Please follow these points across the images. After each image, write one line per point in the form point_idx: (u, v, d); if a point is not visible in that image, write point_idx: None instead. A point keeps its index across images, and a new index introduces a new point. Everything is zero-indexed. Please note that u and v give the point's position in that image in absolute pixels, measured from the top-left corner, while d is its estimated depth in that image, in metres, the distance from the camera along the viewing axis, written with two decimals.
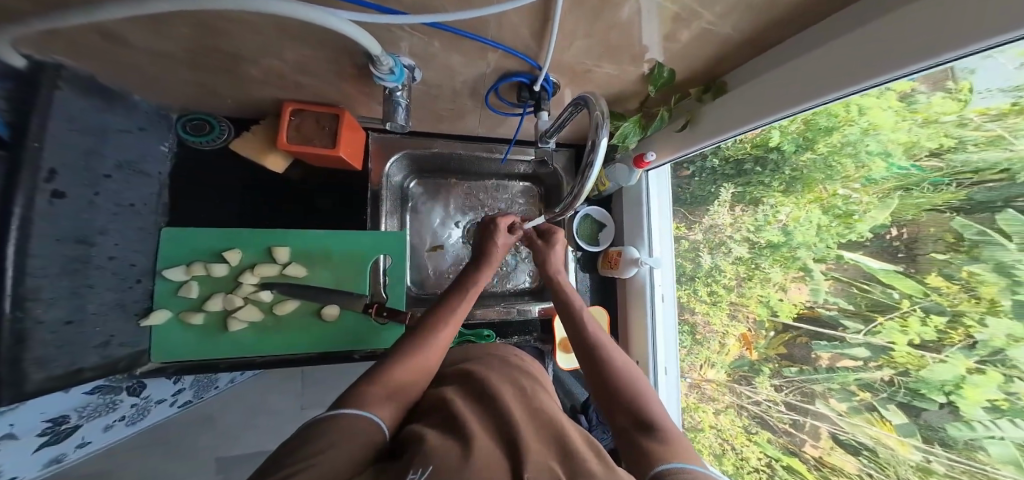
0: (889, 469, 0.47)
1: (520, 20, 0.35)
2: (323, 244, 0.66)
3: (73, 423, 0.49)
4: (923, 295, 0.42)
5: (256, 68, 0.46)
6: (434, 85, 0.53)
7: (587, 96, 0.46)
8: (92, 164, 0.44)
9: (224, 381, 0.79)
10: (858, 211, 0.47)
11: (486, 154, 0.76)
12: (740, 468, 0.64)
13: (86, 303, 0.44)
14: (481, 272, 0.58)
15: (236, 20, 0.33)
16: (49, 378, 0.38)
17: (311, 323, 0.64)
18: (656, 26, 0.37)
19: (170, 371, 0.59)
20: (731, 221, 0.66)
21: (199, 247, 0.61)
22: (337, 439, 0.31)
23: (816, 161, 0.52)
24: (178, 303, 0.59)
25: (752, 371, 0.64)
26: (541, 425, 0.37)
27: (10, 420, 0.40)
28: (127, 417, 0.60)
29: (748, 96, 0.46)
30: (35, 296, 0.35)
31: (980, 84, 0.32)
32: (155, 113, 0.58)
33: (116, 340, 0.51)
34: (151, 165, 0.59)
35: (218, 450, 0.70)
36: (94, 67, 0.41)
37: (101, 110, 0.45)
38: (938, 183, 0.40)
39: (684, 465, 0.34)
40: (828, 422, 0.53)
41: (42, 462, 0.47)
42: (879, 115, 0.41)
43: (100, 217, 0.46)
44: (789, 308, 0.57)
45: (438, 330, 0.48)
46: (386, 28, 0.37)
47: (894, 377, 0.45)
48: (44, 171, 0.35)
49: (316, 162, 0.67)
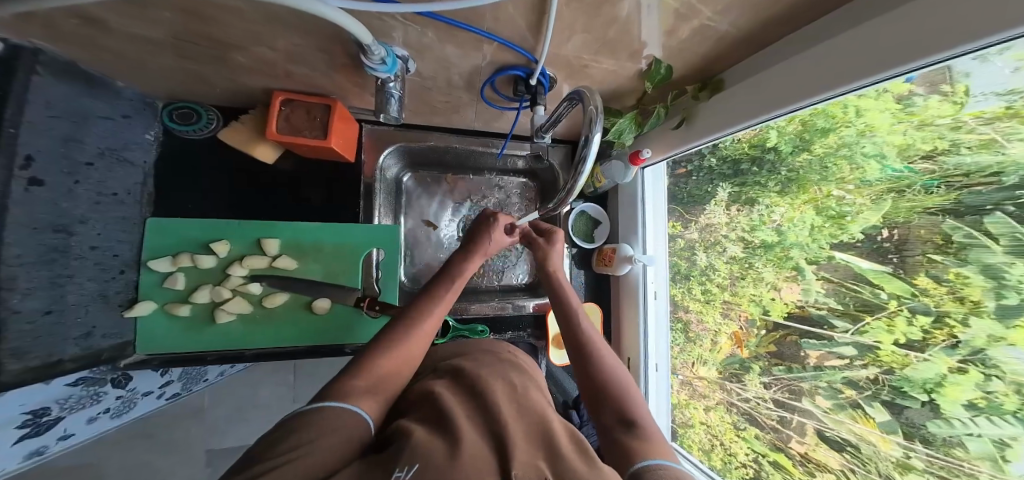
0: (870, 465, 0.48)
1: (516, 11, 0.35)
2: (314, 237, 0.65)
3: (54, 416, 0.49)
4: (911, 296, 0.42)
5: (245, 56, 0.45)
6: (429, 77, 0.52)
7: (582, 90, 0.45)
8: (70, 152, 0.42)
9: (214, 373, 0.74)
10: (851, 213, 0.47)
11: (482, 149, 0.75)
12: (728, 464, 0.65)
13: (66, 293, 0.43)
14: (468, 262, 0.58)
15: (223, 7, 0.32)
16: (25, 370, 0.37)
17: (300, 316, 0.63)
18: (655, 21, 0.37)
19: (156, 363, 0.57)
20: (726, 220, 0.67)
21: (186, 238, 0.60)
22: (315, 434, 0.30)
23: (811, 162, 0.52)
24: (163, 295, 0.58)
25: (743, 369, 0.64)
26: (528, 424, 0.37)
27: (20, 403, 0.42)
28: (111, 410, 0.58)
29: (747, 92, 0.45)
30: (10, 286, 0.34)
31: (976, 87, 0.33)
32: (138, 100, 0.56)
33: (98, 331, 0.50)
34: (135, 153, 0.57)
35: (208, 442, 0.75)
36: (77, 51, 0.40)
37: (80, 94, 0.43)
38: (929, 186, 0.40)
39: (664, 462, 0.34)
40: (814, 419, 0.54)
41: (22, 453, 0.48)
42: (877, 117, 0.41)
43: (78, 206, 0.44)
44: (780, 307, 0.57)
45: (423, 319, 0.48)
46: (378, 17, 0.36)
47: (879, 375, 0.46)
48: (20, 157, 0.33)
49: (306, 154, 0.66)
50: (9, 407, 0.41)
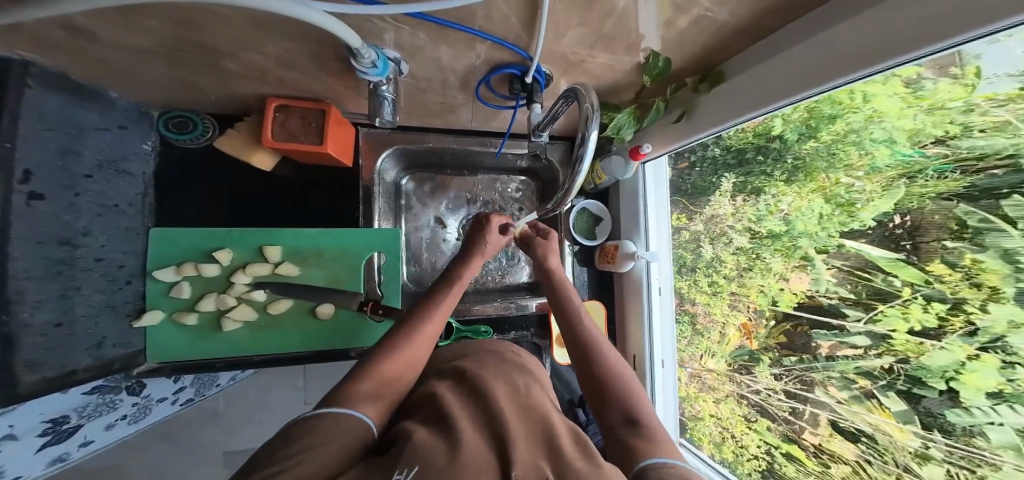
0: (887, 455, 0.47)
1: (508, 8, 0.34)
2: (316, 243, 0.65)
3: (73, 423, 0.51)
4: (925, 283, 0.41)
5: (235, 62, 0.45)
6: (423, 78, 0.52)
7: (579, 88, 0.44)
8: (68, 165, 0.43)
9: (225, 377, 0.77)
10: (861, 200, 0.46)
11: (480, 148, 0.74)
12: (740, 456, 0.65)
13: (75, 304, 0.44)
14: (469, 264, 0.58)
15: (209, 13, 0.32)
16: (41, 380, 0.38)
17: (305, 321, 0.64)
18: (653, 13, 0.35)
19: (168, 371, 0.59)
20: (732, 211, 0.65)
21: (189, 248, 0.60)
22: (320, 438, 0.31)
23: (818, 149, 0.50)
24: (170, 304, 0.59)
25: (752, 360, 0.63)
26: (530, 426, 0.37)
27: (41, 410, 0.45)
28: (129, 416, 0.61)
29: (749, 82, 0.44)
30: (20, 299, 0.35)
31: (987, 68, 0.31)
32: (133, 110, 0.56)
33: (109, 341, 0.51)
34: (133, 164, 0.58)
35: (225, 444, 0.76)
36: (67, 62, 0.40)
37: (76, 107, 0.44)
38: (942, 170, 0.39)
39: (667, 461, 0.34)
40: (828, 409, 0.53)
41: (45, 460, 0.49)
42: (884, 102, 0.40)
43: (81, 218, 0.45)
44: (790, 297, 0.56)
45: (427, 320, 0.49)
46: (365, 20, 0.35)
47: (893, 365, 0.45)
48: (18, 172, 0.34)
49: (304, 159, 0.67)
50: (32, 414, 0.44)
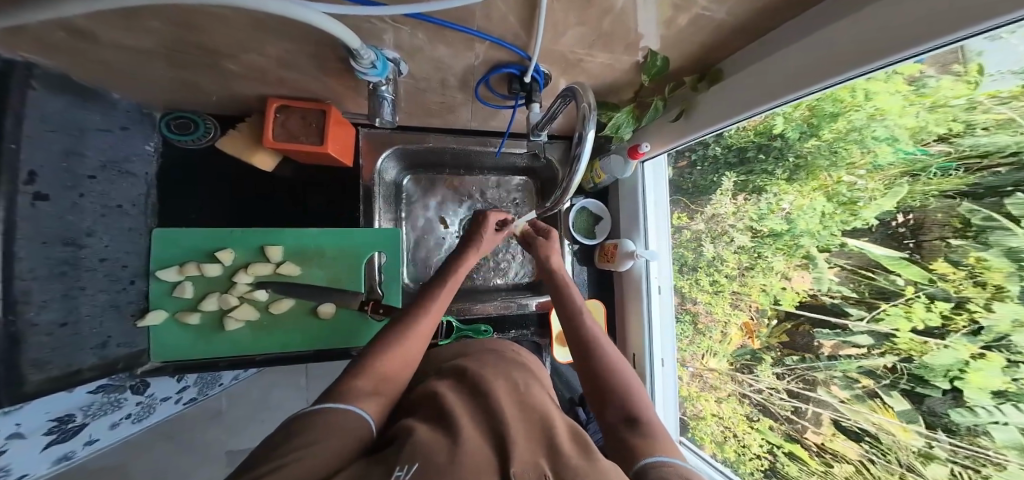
0: (890, 454, 0.47)
1: (506, 8, 0.34)
2: (317, 243, 0.66)
3: (78, 422, 0.52)
4: (929, 282, 0.41)
5: (236, 63, 0.45)
6: (422, 78, 0.52)
7: (576, 87, 0.44)
8: (72, 166, 0.43)
9: (228, 377, 0.78)
10: (863, 198, 0.46)
11: (480, 148, 0.74)
12: (742, 455, 0.65)
13: (79, 304, 0.44)
14: (464, 261, 0.57)
15: (207, 14, 0.32)
16: (46, 379, 0.38)
17: (306, 320, 0.64)
18: (651, 11, 0.35)
19: (170, 370, 0.60)
20: (733, 210, 0.65)
21: (190, 248, 0.61)
22: (320, 434, 0.31)
23: (819, 147, 0.50)
24: (173, 304, 0.60)
25: (753, 359, 0.63)
26: (530, 424, 0.37)
27: (47, 410, 0.45)
28: (133, 415, 0.62)
29: (748, 79, 0.43)
30: (26, 299, 0.35)
31: (990, 66, 0.31)
32: (135, 111, 0.57)
33: (113, 340, 0.52)
34: (136, 165, 0.58)
35: (228, 443, 0.76)
36: (69, 63, 0.40)
37: (79, 109, 0.44)
38: (946, 168, 0.38)
39: (668, 459, 0.34)
40: (830, 409, 0.53)
41: (50, 459, 0.50)
42: (887, 100, 0.39)
43: (85, 219, 0.46)
44: (791, 296, 0.56)
45: (420, 317, 0.49)
46: (363, 20, 0.35)
47: (896, 364, 0.44)
48: (23, 173, 0.34)
49: (305, 160, 0.67)
50: (38, 414, 0.44)
